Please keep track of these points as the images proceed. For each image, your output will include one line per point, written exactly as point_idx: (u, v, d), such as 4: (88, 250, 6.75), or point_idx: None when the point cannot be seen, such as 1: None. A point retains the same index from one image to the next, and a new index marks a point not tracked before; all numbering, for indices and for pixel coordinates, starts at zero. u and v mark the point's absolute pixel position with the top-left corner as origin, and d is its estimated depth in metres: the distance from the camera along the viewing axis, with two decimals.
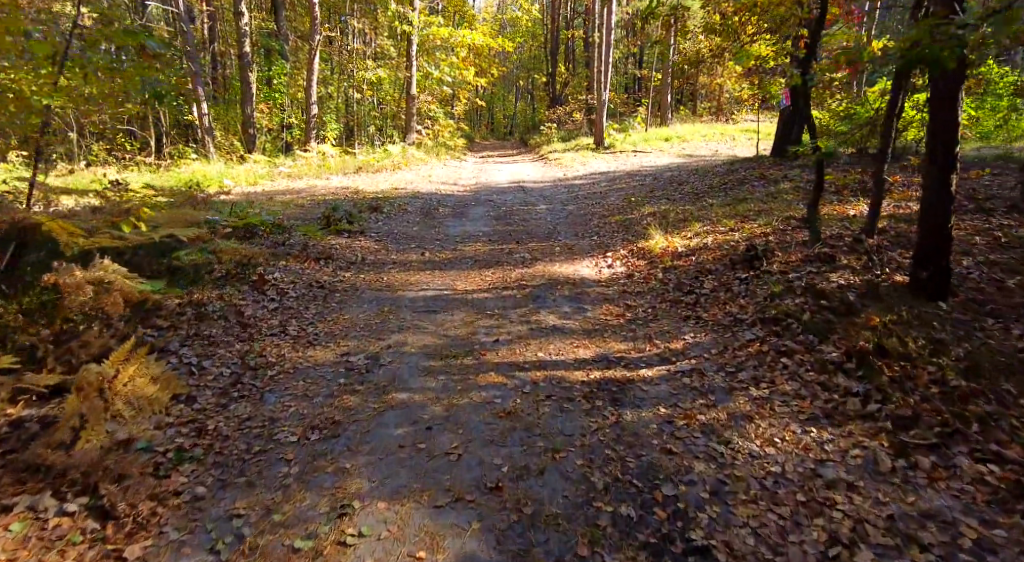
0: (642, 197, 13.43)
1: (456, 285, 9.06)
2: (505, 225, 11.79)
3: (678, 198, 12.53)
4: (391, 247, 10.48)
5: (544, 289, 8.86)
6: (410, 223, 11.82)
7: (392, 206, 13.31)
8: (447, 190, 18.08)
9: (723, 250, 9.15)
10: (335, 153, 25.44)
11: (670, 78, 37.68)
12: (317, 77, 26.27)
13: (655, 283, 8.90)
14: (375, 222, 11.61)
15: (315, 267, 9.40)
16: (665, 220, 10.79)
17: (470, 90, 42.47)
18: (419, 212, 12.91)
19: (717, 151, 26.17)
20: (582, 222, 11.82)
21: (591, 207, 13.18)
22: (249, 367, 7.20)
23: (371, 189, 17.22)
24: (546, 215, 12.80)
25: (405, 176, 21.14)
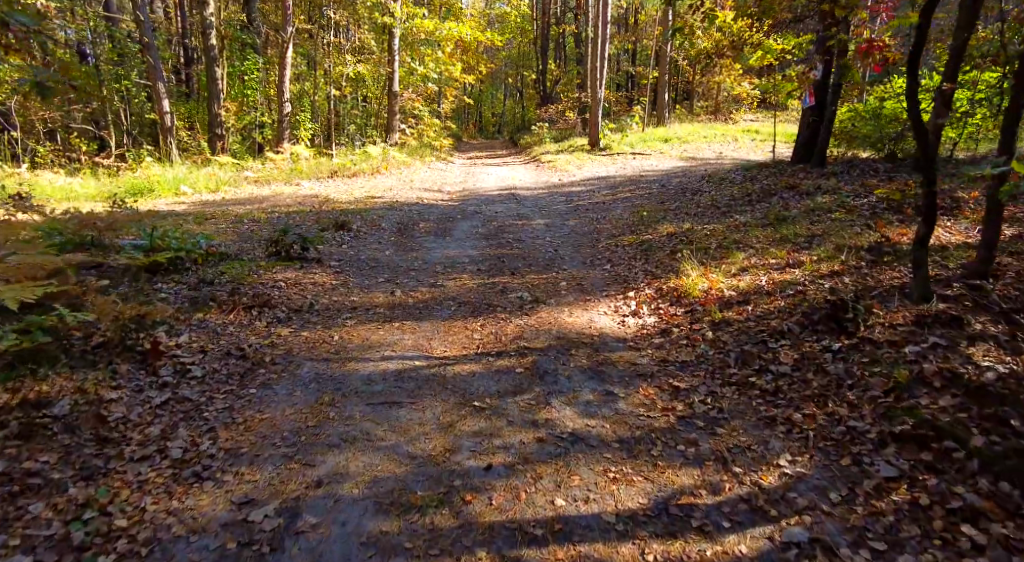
0: (653, 212, 11.67)
1: (431, 347, 7.22)
2: (495, 248, 10.01)
3: (695, 214, 10.81)
4: (357, 283, 8.66)
5: (553, 356, 6.98)
6: (383, 245, 10.01)
7: (362, 220, 11.47)
8: (429, 198, 16.29)
9: (784, 301, 7.33)
10: (309, 155, 23.54)
11: (667, 77, 36.18)
12: (291, 73, 24.31)
13: (703, 348, 7.03)
14: (341, 246, 9.78)
15: (249, 324, 7.46)
16: (697, 247, 8.98)
17: (457, 87, 40.69)
18: (395, 229, 11.09)
19: (723, 155, 24.44)
20: (585, 244, 10.08)
21: (594, 224, 11.42)
22: (73, 551, 4.78)
23: (342, 198, 15.38)
24: (542, 233, 11.02)
25: (382, 181, 19.30)
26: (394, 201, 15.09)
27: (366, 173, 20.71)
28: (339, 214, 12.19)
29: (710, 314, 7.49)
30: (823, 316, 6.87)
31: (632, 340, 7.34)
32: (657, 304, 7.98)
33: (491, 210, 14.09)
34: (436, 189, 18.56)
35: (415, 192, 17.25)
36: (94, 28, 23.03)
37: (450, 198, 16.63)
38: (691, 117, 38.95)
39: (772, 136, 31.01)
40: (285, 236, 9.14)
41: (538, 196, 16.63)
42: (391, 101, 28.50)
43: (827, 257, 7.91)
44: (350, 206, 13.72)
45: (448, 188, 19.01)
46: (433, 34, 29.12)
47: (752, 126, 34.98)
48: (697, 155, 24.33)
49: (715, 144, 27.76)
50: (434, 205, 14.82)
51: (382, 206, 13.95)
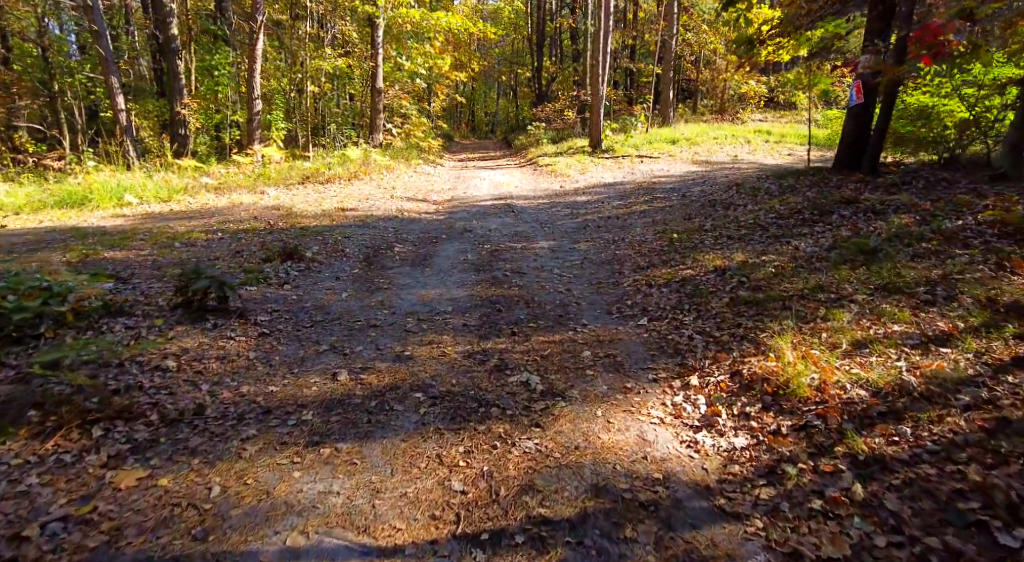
0: (683, 234, 9.48)
1: (373, 528, 4.90)
2: (484, 288, 8.09)
3: (740, 241, 8.69)
4: (284, 353, 6.74)
5: (588, 557, 4.71)
6: (340, 288, 8.11)
7: (322, 243, 9.46)
8: (413, 209, 14.21)
9: (968, 437, 5.10)
10: (280, 158, 21.30)
11: (672, 74, 34.06)
12: (260, 67, 21.99)
13: (863, 528, 4.74)
14: (286, 290, 7.92)
15: (69, 466, 5.24)
16: (774, 313, 6.88)
17: (448, 85, 38.54)
18: (358, 255, 9.13)
19: (738, 159, 22.31)
20: (598, 285, 8.22)
21: (606, 249, 9.46)
22: None
23: (309, 210, 13.22)
24: (541, 259, 9.10)
25: (358, 187, 17.15)
26: (369, 212, 13.05)
27: (343, 179, 18.44)
28: (302, 234, 10.18)
29: (847, 445, 5.32)
30: (1002, 506, 4.64)
31: (723, 495, 5.18)
32: (755, 413, 5.84)
33: (483, 223, 12.14)
34: (416, 197, 16.40)
35: (395, 200, 15.35)
36: (40, 15, 20.65)
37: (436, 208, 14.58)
38: (695, 117, 36.83)
39: (785, 139, 29.04)
40: (197, 282, 7.15)
41: (534, 206, 14.58)
42: (374, 99, 26.25)
43: (984, 325, 5.99)
44: (314, 220, 11.67)
45: (436, 196, 16.85)
46: (420, 25, 26.83)
47: (762, 127, 32.92)
48: (710, 159, 22.22)
49: (727, 147, 25.65)
50: (417, 218, 12.79)
51: (351, 219, 11.94)
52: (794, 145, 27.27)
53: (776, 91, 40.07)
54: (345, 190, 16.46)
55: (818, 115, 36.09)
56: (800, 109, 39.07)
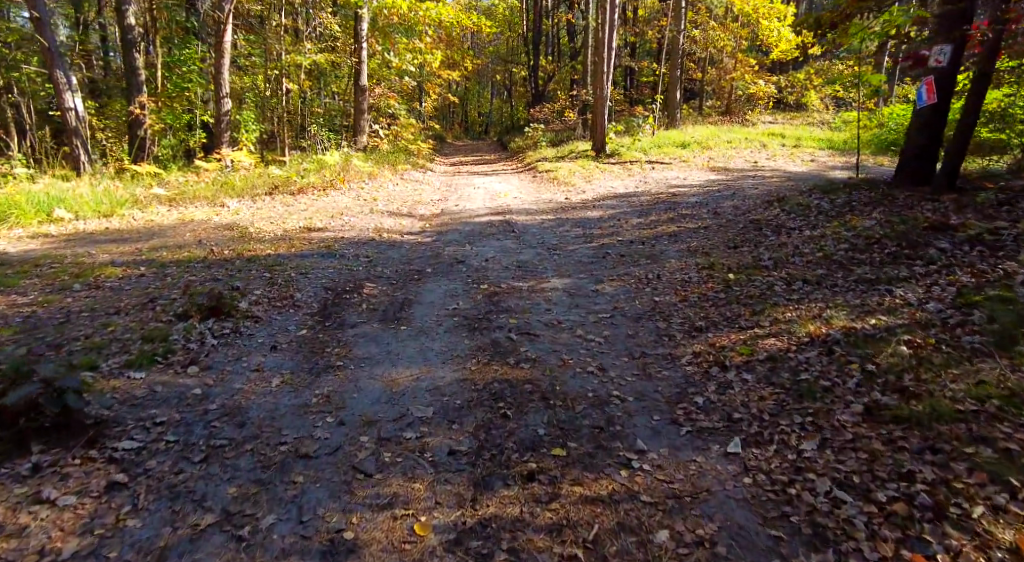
0: (751, 269, 7.65)
1: None
2: (476, 368, 6.13)
3: (832, 287, 6.84)
4: (137, 546, 4.41)
5: None
6: (279, 367, 6.14)
7: (267, 288, 7.46)
8: (397, 227, 12.12)
9: None
10: (248, 164, 19.09)
11: (678, 73, 32.06)
12: (227, 61, 19.76)
13: None
14: (196, 378, 5.92)
15: None
16: (951, 494, 4.54)
17: (440, 84, 36.35)
18: (311, 310, 7.11)
19: (760, 167, 20.28)
20: (638, 367, 6.19)
21: (636, 300, 7.40)
22: None
23: (269, 230, 11.05)
24: (550, 313, 7.10)
25: (332, 199, 15.01)
26: (343, 232, 10.97)
27: (317, 189, 16.21)
28: (260, 268, 8.16)
29: None
30: None
31: None
32: None
33: (475, 248, 10.08)
34: (399, 210, 14.27)
35: (374, 213, 13.34)
36: None
37: (425, 225, 12.54)
38: (701, 119, 34.90)
39: (801, 143, 27.19)
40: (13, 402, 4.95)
41: (537, 223, 12.48)
42: (357, 98, 24.11)
43: None
44: (277, 246, 9.65)
45: (427, 210, 14.75)
46: (408, 18, 24.71)
47: (775, 130, 31.01)
48: (727, 166, 20.21)
49: (743, 152, 23.67)
50: (398, 239, 10.70)
51: (321, 243, 9.92)
52: (814, 150, 25.34)
53: (785, 92, 38.20)
54: (319, 202, 14.29)
55: (831, 118, 34.32)
56: (811, 111, 37.27)
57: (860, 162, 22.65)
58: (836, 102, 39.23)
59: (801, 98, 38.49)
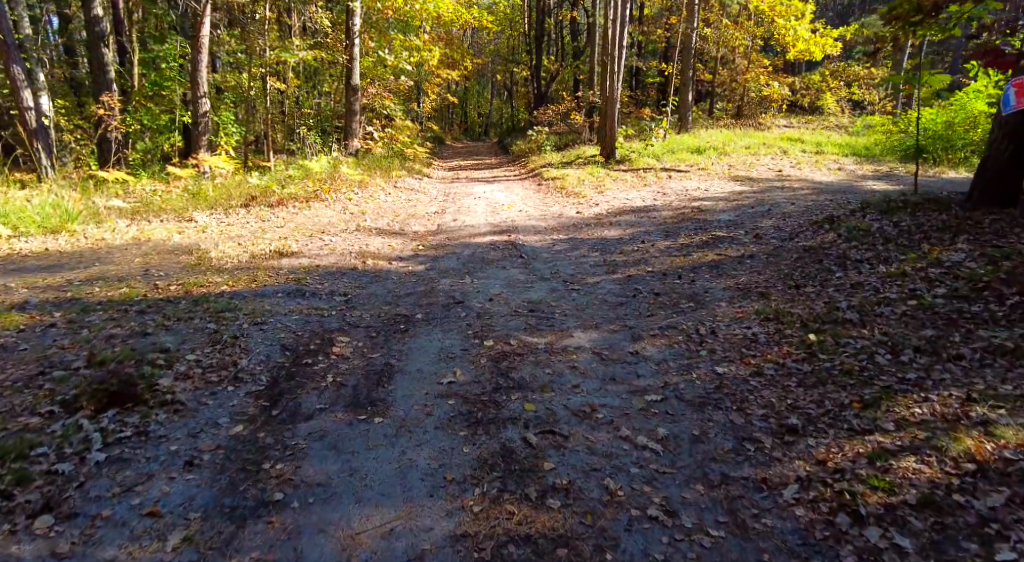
0: (835, 324, 6.17)
1: None
2: (480, 511, 4.47)
3: (959, 363, 5.38)
4: None
5: None
6: (181, 511, 4.43)
7: (199, 357, 5.81)
8: (385, 249, 10.49)
9: None
10: (227, 172, 17.39)
11: (691, 74, 30.44)
12: (205, 58, 18.09)
13: None
14: (43, 541, 4.14)
15: None
16: None
17: (438, 84, 34.70)
18: (255, 396, 5.48)
19: (786, 177, 18.69)
20: (726, 511, 4.47)
21: (692, 377, 5.75)
22: None
23: (233, 256, 9.40)
24: (578, 401, 5.48)
25: (314, 213, 13.38)
26: (321, 259, 9.33)
27: (299, 203, 14.54)
28: (206, 315, 6.50)
29: None
30: None
31: None
32: None
33: (477, 279, 8.46)
34: (390, 227, 12.63)
35: (358, 232, 11.74)
36: None
37: (419, 247, 10.91)
38: (712, 122, 33.33)
39: (822, 150, 25.63)
40: None
41: (548, 245, 10.84)
42: (349, 99, 22.46)
43: None
44: (237, 279, 8.01)
45: (423, 226, 13.12)
46: (404, 13, 23.06)
47: (791, 135, 29.43)
48: (750, 175, 18.62)
49: (763, 159, 22.11)
50: (384, 268, 9.05)
51: (293, 275, 8.28)
52: (837, 157, 23.77)
53: (799, 94, 36.64)
54: (300, 220, 12.64)
55: (849, 122, 32.77)
56: (826, 114, 35.73)
57: (891, 170, 21.07)
58: (852, 105, 37.67)
59: (815, 100, 36.93)
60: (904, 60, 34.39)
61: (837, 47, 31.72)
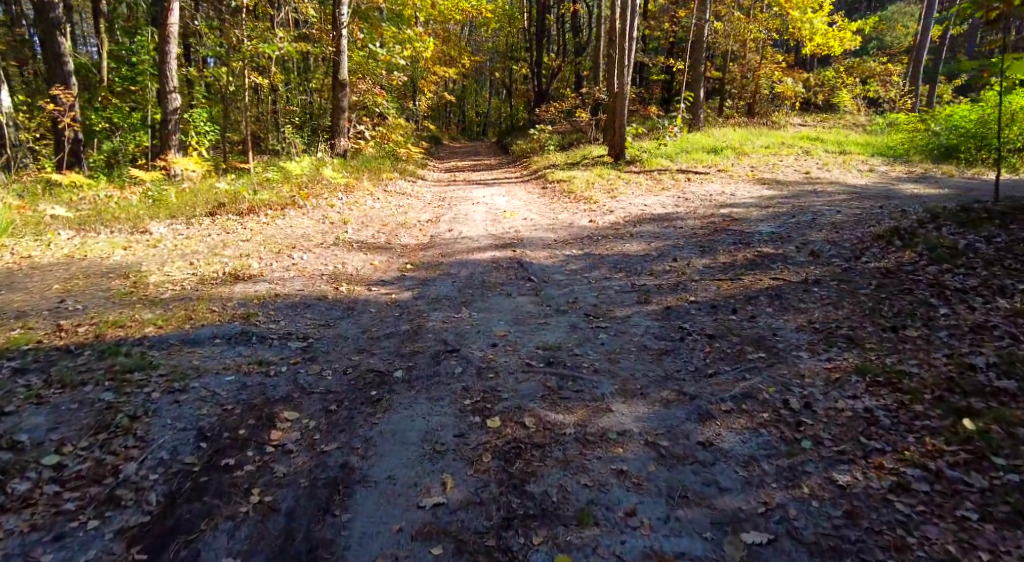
0: (986, 397, 4.81)
1: None
2: None
3: None
4: None
5: None
6: None
7: (55, 471, 4.38)
8: (367, 269, 8.84)
9: None
10: (197, 173, 15.67)
11: (702, 68, 28.71)
12: (174, 48, 16.31)
13: None
14: None
15: None
16: None
17: (435, 82, 32.97)
18: (123, 545, 3.97)
19: (816, 179, 17.04)
20: None
21: (800, 494, 4.25)
22: None
23: (177, 280, 7.73)
24: (634, 547, 3.94)
25: (288, 222, 11.72)
26: (285, 284, 7.68)
27: (273, 210, 12.85)
28: (104, 379, 5.14)
29: None
30: None
31: None
32: None
33: (478, 311, 6.84)
34: (375, 240, 10.96)
35: (336, 247, 10.07)
36: None
37: (408, 265, 9.25)
38: (724, 119, 31.67)
39: (845, 149, 24.03)
40: None
41: (560, 262, 9.18)
42: (336, 94, 20.75)
43: None
44: (168, 315, 6.30)
45: (413, 238, 11.45)
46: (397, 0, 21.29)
47: (807, 134, 27.80)
48: (775, 179, 16.98)
49: (785, 160, 20.46)
50: (362, 296, 7.38)
51: (242, 307, 6.60)
52: (863, 158, 22.11)
53: (813, 91, 35.00)
54: (269, 232, 10.93)
55: (867, 121, 31.16)
56: (842, 112, 34.08)
57: (926, 171, 19.43)
58: (868, 102, 36.03)
59: (830, 97, 35.26)
60: (924, 55, 32.71)
61: (856, 41, 30.09)
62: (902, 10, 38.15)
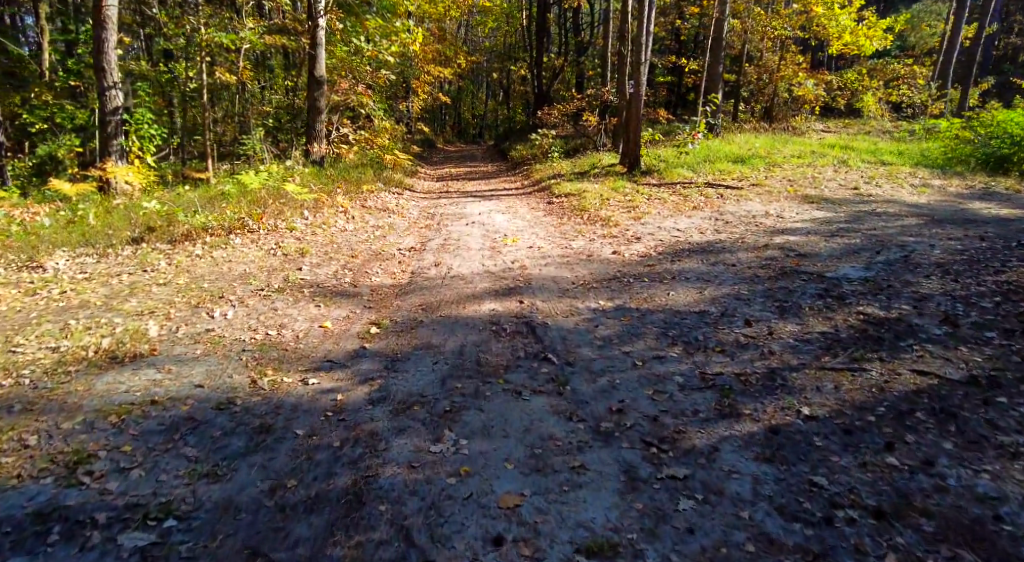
0: None
1: None
2: None
3: None
4: None
5: None
6: None
7: None
8: (312, 333, 6.25)
9: None
10: (135, 186, 13.04)
11: (719, 68, 26.25)
12: (112, 31, 13.55)
13: None
14: None
15: None
16: None
17: (428, 84, 30.41)
18: None
19: (868, 196, 14.65)
20: None
21: None
22: None
23: (26, 361, 5.33)
24: None
25: (230, 256, 9.19)
26: (180, 374, 5.19)
27: (215, 237, 10.25)
28: None
29: None
30: None
31: None
32: None
33: (472, 438, 4.49)
34: (334, 281, 8.35)
35: (273, 296, 7.42)
36: None
37: (374, 324, 6.68)
38: (740, 124, 29.23)
39: (883, 159, 21.66)
40: None
41: (585, 323, 6.64)
42: (312, 93, 18.23)
43: None
44: None
45: (389, 278, 8.88)
46: None
47: (834, 142, 25.37)
48: (821, 196, 14.56)
49: (823, 172, 18.10)
50: (286, 397, 4.96)
51: (79, 436, 4.48)
52: (907, 168, 19.79)
53: (833, 95, 32.63)
54: (199, 273, 8.33)
55: (896, 128, 28.85)
56: (866, 118, 31.73)
57: (986, 184, 17.07)
58: (891, 107, 33.73)
59: (852, 101, 32.94)
60: (953, 57, 30.50)
61: (886, 41, 27.76)
62: (926, 8, 35.84)
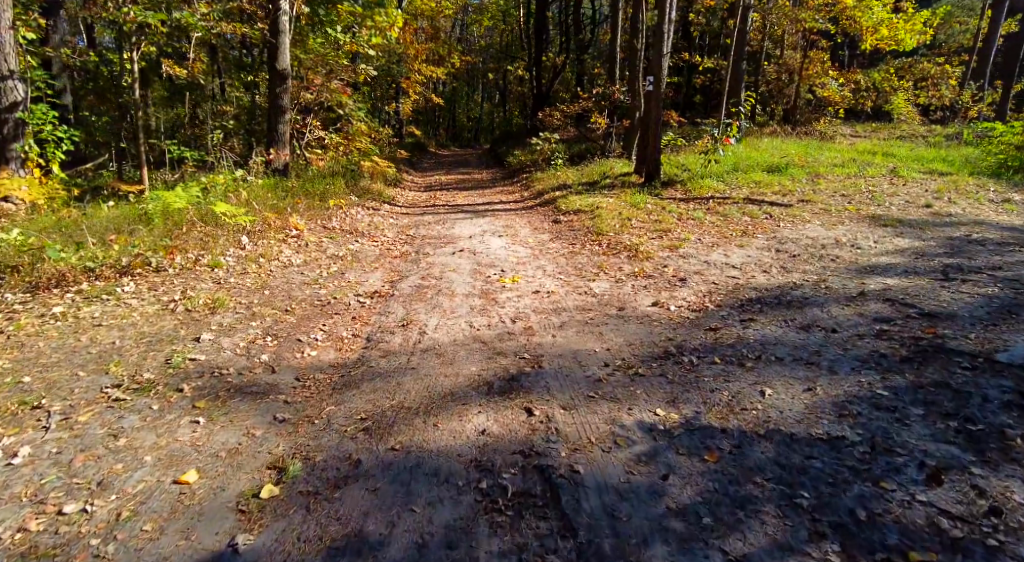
0: None
1: None
2: None
3: None
4: None
5: None
6: None
7: None
8: (149, 511, 3.71)
9: None
10: (29, 204, 10.18)
11: (741, 65, 23.48)
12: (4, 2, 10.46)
13: None
14: None
15: None
16: None
17: (418, 85, 27.54)
18: None
19: (950, 215, 11.92)
20: None
21: None
22: None
23: None
24: None
25: (102, 315, 6.33)
26: None
27: (100, 282, 7.40)
28: None
29: None
30: None
31: None
32: None
33: None
34: (244, 363, 5.56)
35: (128, 402, 4.61)
36: None
37: (276, 468, 4.04)
38: (762, 128, 26.48)
39: (936, 167, 18.93)
40: None
41: (641, 470, 3.95)
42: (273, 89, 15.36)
43: None
44: None
45: (333, 348, 6.12)
46: None
47: (870, 148, 22.65)
48: (892, 215, 11.81)
49: (878, 184, 15.38)
50: None
51: None
52: (969, 177, 17.11)
53: (860, 96, 29.86)
54: (36, 348, 5.48)
55: (933, 133, 26.13)
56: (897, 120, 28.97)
57: None
58: (920, 108, 30.98)
59: (880, 103, 30.21)
60: (992, 54, 27.86)
61: (924, 37, 25.01)
62: (957, 3, 33.14)
